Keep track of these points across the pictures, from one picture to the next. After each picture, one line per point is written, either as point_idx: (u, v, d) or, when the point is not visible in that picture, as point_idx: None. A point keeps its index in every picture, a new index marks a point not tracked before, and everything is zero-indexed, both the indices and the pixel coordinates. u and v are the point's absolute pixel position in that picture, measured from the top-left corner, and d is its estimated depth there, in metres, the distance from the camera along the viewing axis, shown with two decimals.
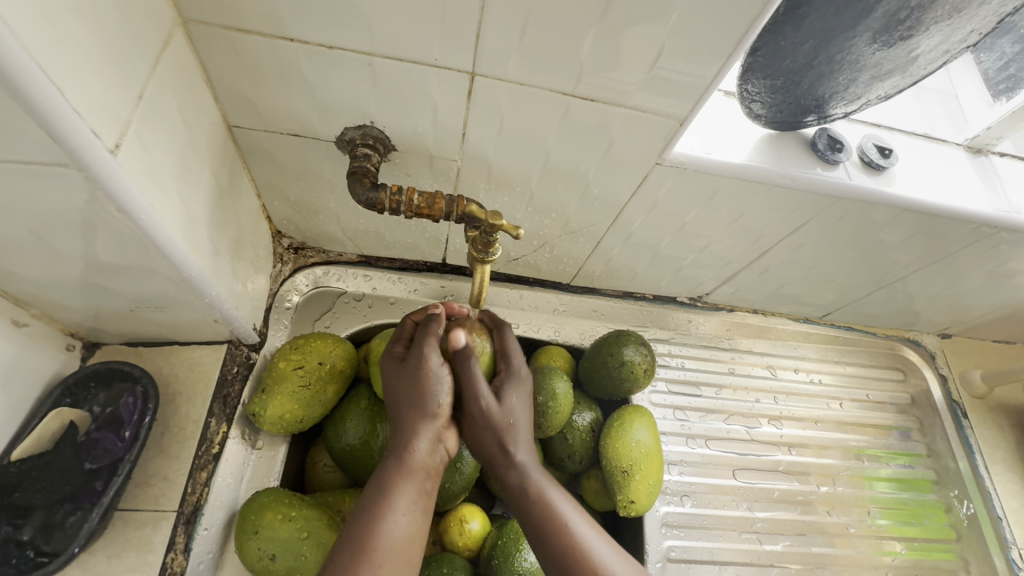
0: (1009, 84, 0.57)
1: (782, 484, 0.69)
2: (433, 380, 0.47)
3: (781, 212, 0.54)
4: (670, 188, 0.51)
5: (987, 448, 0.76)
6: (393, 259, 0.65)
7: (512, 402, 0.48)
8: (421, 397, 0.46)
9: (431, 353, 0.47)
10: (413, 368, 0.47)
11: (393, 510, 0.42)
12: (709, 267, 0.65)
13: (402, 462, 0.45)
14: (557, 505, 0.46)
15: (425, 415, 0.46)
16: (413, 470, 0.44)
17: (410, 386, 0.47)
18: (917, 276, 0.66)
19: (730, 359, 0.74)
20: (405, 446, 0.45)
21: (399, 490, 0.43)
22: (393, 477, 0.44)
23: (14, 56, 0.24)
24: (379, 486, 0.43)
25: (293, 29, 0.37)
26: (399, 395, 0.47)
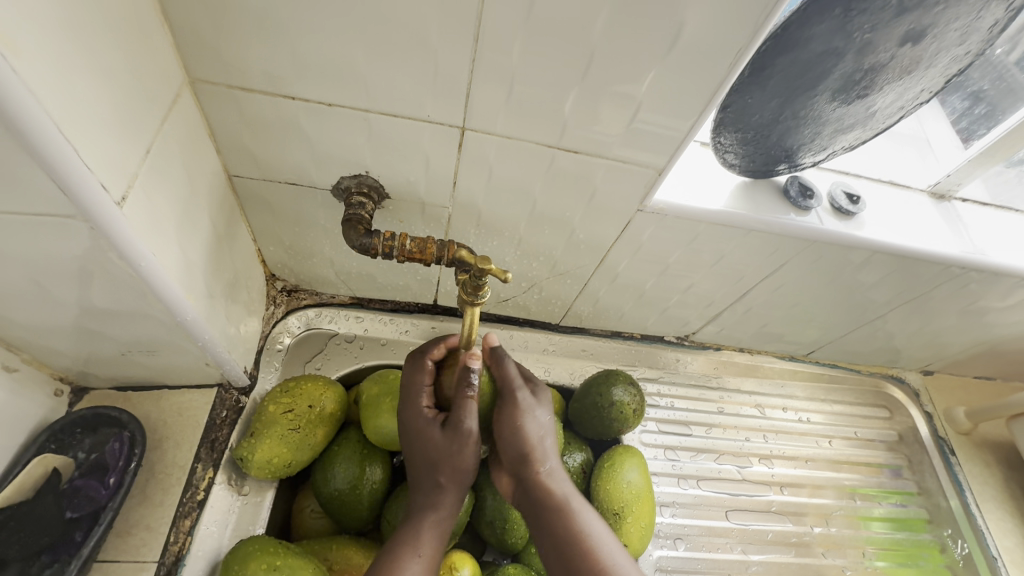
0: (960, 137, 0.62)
1: (776, 525, 0.68)
2: (471, 453, 0.48)
3: (760, 254, 0.57)
4: (653, 233, 0.53)
5: (977, 485, 0.75)
6: (386, 300, 0.67)
7: (540, 420, 0.50)
8: (457, 468, 0.48)
9: (470, 422, 0.47)
10: (453, 435, 0.48)
11: (425, 571, 0.46)
12: (694, 306, 0.67)
13: (433, 530, 0.48)
14: (585, 525, 0.48)
15: (459, 480, 0.49)
16: (442, 531, 0.48)
17: (451, 458, 0.48)
18: (895, 314, 0.68)
19: (719, 398, 0.75)
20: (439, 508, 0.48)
21: (431, 553, 0.47)
22: (426, 540, 0.47)
23: (39, 121, 0.26)
24: (411, 547, 0.47)
25: (295, 88, 0.39)
26: (439, 460, 0.48)
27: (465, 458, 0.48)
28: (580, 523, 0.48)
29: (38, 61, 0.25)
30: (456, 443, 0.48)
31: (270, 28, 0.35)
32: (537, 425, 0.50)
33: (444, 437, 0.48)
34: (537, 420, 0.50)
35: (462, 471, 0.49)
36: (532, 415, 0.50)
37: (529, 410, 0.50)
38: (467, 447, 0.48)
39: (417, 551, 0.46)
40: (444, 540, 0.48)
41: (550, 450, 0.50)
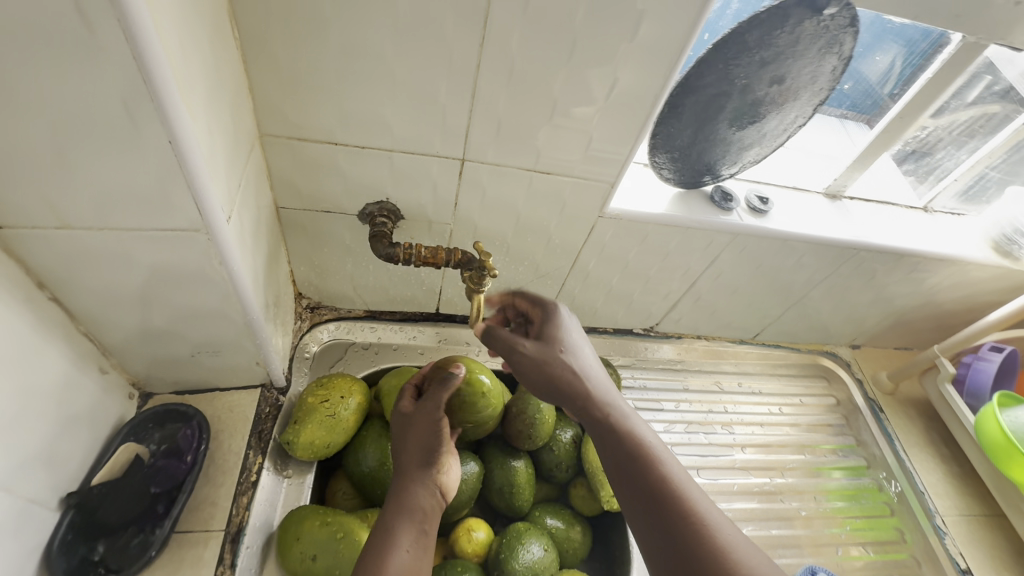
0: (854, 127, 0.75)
1: (740, 479, 0.80)
2: (438, 437, 0.57)
3: (699, 248, 0.71)
4: (612, 235, 0.67)
5: (905, 435, 0.88)
6: (395, 313, 0.80)
7: (576, 337, 0.57)
8: (425, 450, 0.56)
9: (435, 408, 0.59)
10: (416, 422, 0.58)
11: (397, 546, 0.49)
12: (654, 298, 0.81)
13: (402, 507, 0.52)
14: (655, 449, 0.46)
15: (425, 465, 0.56)
16: (412, 511, 0.52)
17: (421, 443, 0.57)
18: (815, 293, 0.83)
19: (683, 378, 0.88)
20: (407, 490, 0.54)
21: (401, 530, 0.50)
22: (394, 521, 0.51)
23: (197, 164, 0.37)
24: (382, 526, 0.51)
25: (338, 136, 0.52)
26: (410, 447, 0.57)
27: (433, 437, 0.57)
28: (659, 462, 0.44)
29: (197, 116, 0.37)
30: (423, 428, 0.57)
31: (322, 94, 0.49)
32: (574, 341, 0.56)
33: (414, 428, 0.58)
34: (569, 352, 0.55)
35: (428, 454, 0.56)
36: (568, 349, 0.55)
37: (567, 346, 0.56)
38: (433, 429, 0.57)
39: (387, 526, 0.51)
40: (414, 521, 0.52)
41: (591, 365, 0.55)
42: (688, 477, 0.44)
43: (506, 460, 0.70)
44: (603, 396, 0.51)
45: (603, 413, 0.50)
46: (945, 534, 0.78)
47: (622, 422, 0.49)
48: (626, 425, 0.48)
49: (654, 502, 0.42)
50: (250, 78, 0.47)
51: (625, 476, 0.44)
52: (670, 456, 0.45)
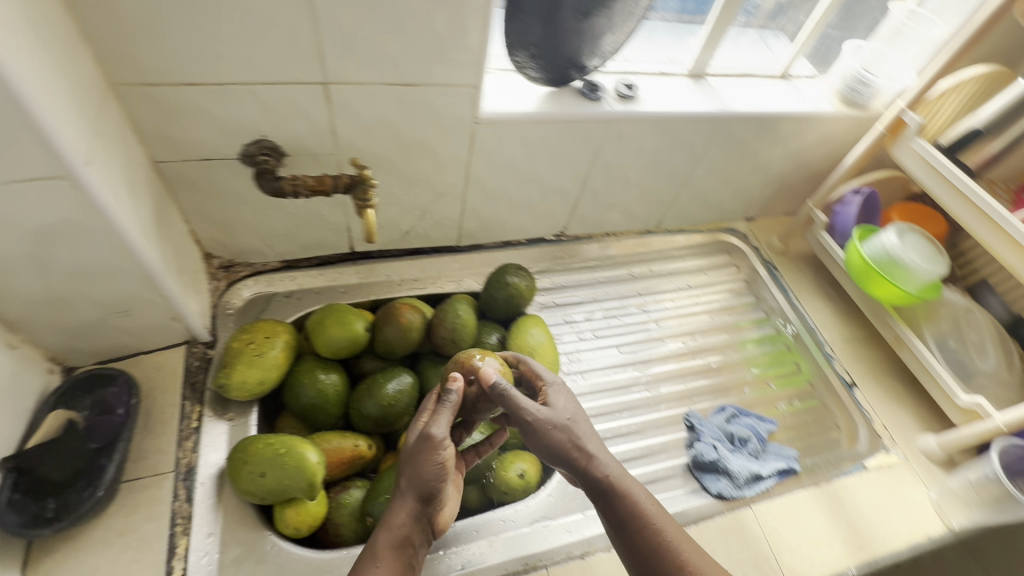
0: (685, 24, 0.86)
1: (657, 348, 0.89)
2: (436, 469, 0.54)
3: (579, 141, 0.76)
4: (493, 141, 0.71)
5: (797, 285, 0.99)
6: (311, 259, 0.82)
7: (565, 404, 0.58)
8: (421, 481, 0.54)
9: (436, 433, 0.55)
10: (418, 452, 0.55)
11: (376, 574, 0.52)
12: (554, 201, 0.86)
13: (387, 538, 0.54)
14: (641, 504, 0.55)
15: (420, 495, 0.55)
16: (399, 537, 0.54)
17: (420, 474, 0.54)
18: (698, 171, 0.90)
19: (598, 273, 0.96)
20: (394, 520, 0.54)
21: (382, 558, 0.52)
22: (381, 550, 0.53)
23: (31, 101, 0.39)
24: (370, 555, 0.53)
25: (193, 75, 0.53)
26: (411, 476, 0.55)
27: (430, 467, 0.54)
28: (648, 519, 0.54)
29: (20, 56, 0.38)
30: (424, 459, 0.54)
31: (163, 32, 0.50)
32: (565, 414, 0.57)
33: (417, 457, 0.55)
34: (564, 421, 0.56)
35: (425, 486, 0.55)
36: (552, 412, 0.57)
37: (556, 418, 0.56)
38: (432, 459, 0.54)
39: (373, 558, 0.53)
40: (397, 551, 0.53)
41: (584, 435, 0.57)
42: (670, 523, 0.55)
43: (439, 368, 0.76)
44: (601, 456, 0.56)
45: (603, 482, 0.55)
46: (835, 359, 0.90)
47: (619, 481, 0.55)
48: (624, 491, 0.55)
49: (649, 568, 0.53)
50: (81, 25, 0.47)
51: (628, 545, 0.54)
52: (660, 516, 0.55)
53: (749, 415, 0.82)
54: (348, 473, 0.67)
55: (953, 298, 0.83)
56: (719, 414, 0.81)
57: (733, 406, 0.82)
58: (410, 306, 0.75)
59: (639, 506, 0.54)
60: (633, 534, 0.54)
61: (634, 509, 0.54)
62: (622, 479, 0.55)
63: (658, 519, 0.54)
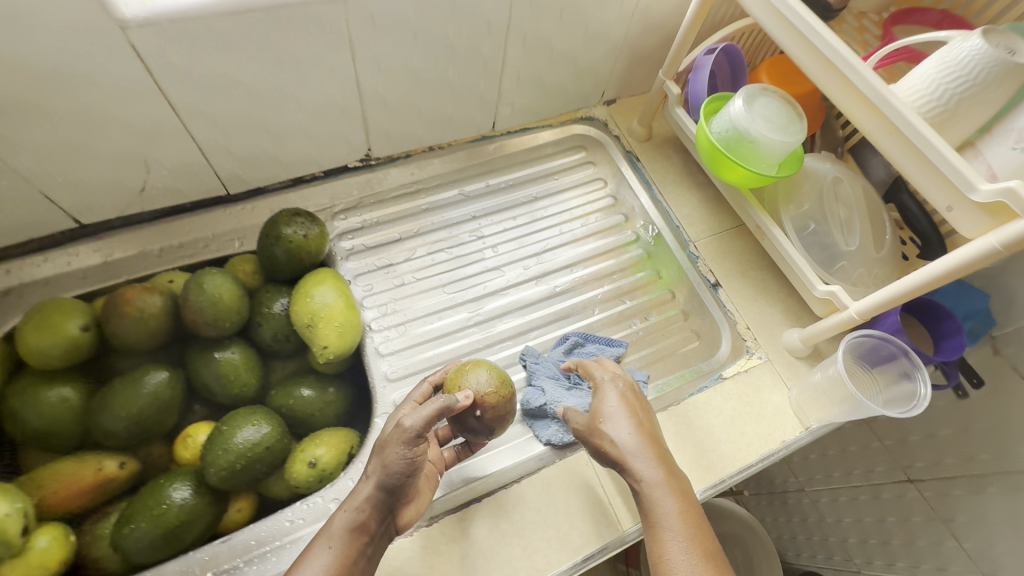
0: None
1: (494, 278, 0.76)
2: (405, 465, 0.47)
3: (313, 33, 0.56)
4: (171, 47, 0.51)
5: (661, 176, 0.85)
6: (28, 244, 0.65)
7: (609, 402, 0.54)
8: (388, 469, 0.47)
9: (409, 423, 0.47)
10: (392, 439, 0.48)
11: (317, 555, 0.45)
12: (331, 119, 0.68)
13: (344, 519, 0.47)
14: (666, 518, 0.47)
15: (383, 485, 0.48)
16: (357, 525, 0.47)
17: (392, 462, 0.47)
18: (513, 50, 0.71)
19: (423, 198, 0.80)
20: (360, 501, 0.48)
21: (334, 538, 0.46)
22: (335, 528, 0.47)
23: None
24: (326, 531, 0.47)
25: None
26: (385, 466, 0.48)
27: (400, 460, 0.47)
28: (664, 535, 0.46)
29: None
30: (398, 451, 0.47)
31: None
32: (608, 413, 0.53)
33: (393, 444, 0.48)
34: (607, 418, 0.52)
35: (389, 477, 0.47)
36: (596, 411, 0.53)
37: (599, 417, 0.53)
38: (406, 453, 0.47)
39: (328, 535, 0.46)
40: (350, 538, 0.46)
41: (628, 436, 0.51)
42: (685, 552, 0.45)
43: (208, 354, 0.62)
44: (638, 459, 0.50)
45: (636, 486, 0.49)
46: (698, 257, 0.79)
47: (649, 492, 0.48)
48: (653, 493, 0.48)
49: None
50: None
51: (649, 552, 0.47)
52: (682, 531, 0.46)
53: (596, 339, 0.73)
54: (102, 497, 0.57)
55: (819, 169, 0.71)
56: (543, 361, 0.69)
57: (563, 347, 0.70)
58: (141, 289, 0.59)
59: (661, 521, 0.47)
60: (652, 545, 0.47)
61: (660, 513, 0.47)
62: (654, 485, 0.48)
63: (675, 532, 0.46)
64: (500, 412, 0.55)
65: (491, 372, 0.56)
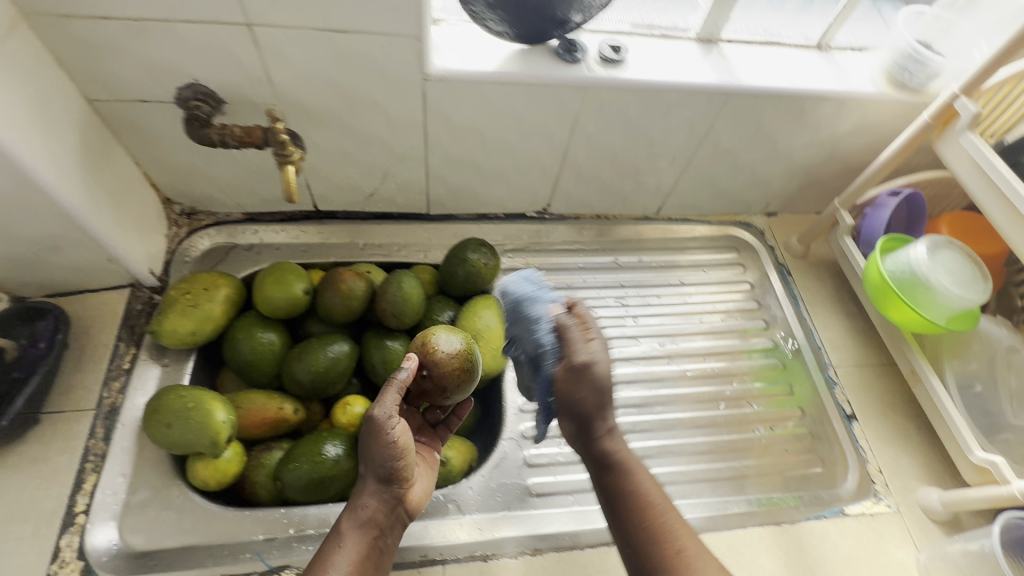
0: None
1: (629, 347, 0.81)
2: (390, 449, 0.53)
3: (552, 107, 0.67)
4: (450, 100, 0.64)
5: (810, 295, 0.87)
6: (274, 214, 0.81)
7: (594, 350, 0.53)
8: (378, 462, 0.54)
9: (376, 410, 0.53)
10: (370, 431, 0.54)
11: (342, 552, 0.50)
12: (532, 174, 0.79)
13: (351, 518, 0.53)
14: (647, 491, 0.52)
15: (377, 480, 0.54)
16: (363, 520, 0.53)
17: (376, 454, 0.54)
18: (703, 153, 0.79)
19: (581, 257, 0.88)
20: (362, 501, 0.54)
21: (350, 535, 0.52)
22: (346, 526, 0.52)
23: None
24: (334, 535, 0.52)
25: (108, 9, 0.50)
26: (373, 456, 0.54)
27: (385, 445, 0.53)
28: (655, 506, 0.51)
29: None
30: (375, 442, 0.53)
31: None
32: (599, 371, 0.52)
33: (371, 438, 0.54)
34: (599, 369, 0.53)
35: (380, 468, 0.54)
36: (595, 362, 0.53)
37: (591, 367, 0.52)
38: (384, 438, 0.53)
39: (337, 537, 0.51)
40: (362, 530, 0.52)
41: (608, 413, 0.54)
42: (672, 508, 0.52)
43: (382, 341, 0.72)
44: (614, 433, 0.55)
45: (615, 460, 0.54)
46: (835, 384, 0.78)
47: (626, 463, 0.54)
48: (624, 452, 0.54)
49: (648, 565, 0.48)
50: None
51: (620, 515, 0.52)
52: (650, 484, 0.53)
53: (703, 436, 0.74)
54: (273, 434, 0.66)
55: (995, 333, 0.69)
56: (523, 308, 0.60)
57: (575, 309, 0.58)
58: (352, 273, 0.71)
59: (649, 496, 0.52)
60: (631, 515, 0.51)
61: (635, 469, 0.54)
62: (629, 455, 0.54)
63: (648, 488, 0.53)
64: (460, 379, 0.57)
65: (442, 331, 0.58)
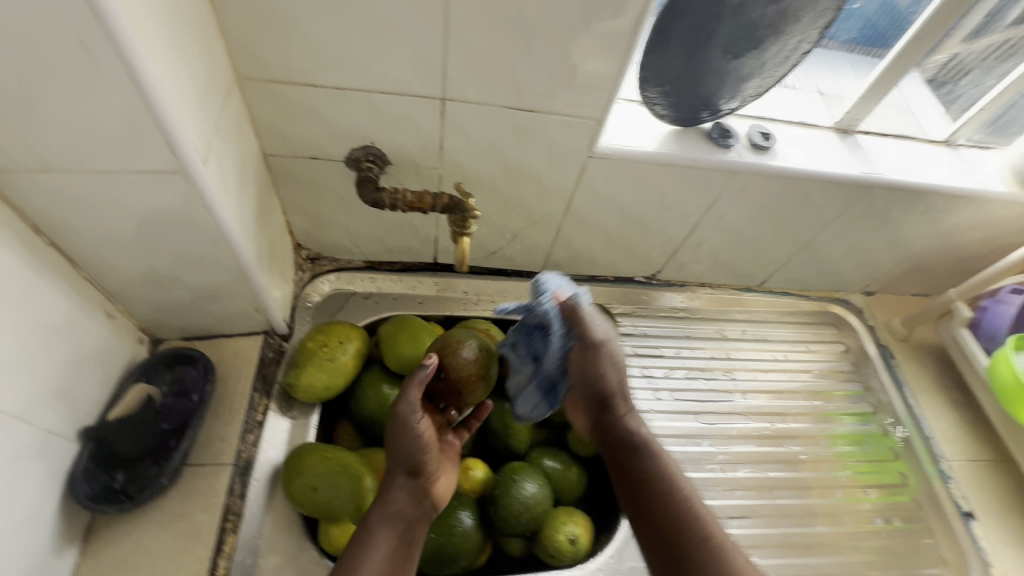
0: (873, 50, 0.73)
1: (739, 423, 0.80)
2: (416, 442, 0.56)
3: (698, 188, 0.69)
4: (604, 176, 0.65)
5: (916, 381, 0.87)
6: (394, 263, 0.80)
7: (616, 349, 0.58)
8: (402, 454, 0.56)
9: (405, 402, 0.57)
10: (396, 424, 0.57)
11: (375, 547, 0.52)
12: (654, 244, 0.80)
13: (379, 513, 0.54)
14: (670, 465, 0.54)
15: (400, 472, 0.56)
16: (391, 515, 0.54)
17: (403, 445, 0.56)
18: (824, 236, 0.80)
19: (685, 324, 0.88)
20: (387, 495, 0.55)
21: (381, 530, 0.53)
22: (373, 521, 0.53)
23: (156, 97, 0.37)
24: (363, 530, 0.53)
25: (316, 78, 0.51)
26: (397, 447, 0.57)
27: (410, 438, 0.56)
28: (676, 481, 0.53)
29: (157, 60, 0.37)
30: (401, 433, 0.56)
31: (292, 30, 0.47)
32: (614, 369, 0.57)
33: (398, 431, 0.57)
34: (608, 372, 0.57)
35: (404, 461, 0.56)
36: (610, 345, 0.58)
37: (610, 361, 0.57)
38: (410, 430, 0.56)
39: (365, 531, 0.53)
40: (391, 525, 0.53)
41: (625, 399, 0.58)
42: (698, 498, 0.52)
43: (503, 403, 0.71)
44: (634, 415, 0.58)
45: (636, 438, 0.56)
46: (948, 478, 0.78)
47: (649, 442, 0.56)
48: (647, 436, 0.56)
49: (672, 533, 0.49)
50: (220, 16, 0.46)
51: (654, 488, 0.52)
52: (681, 476, 0.53)
53: (821, 525, 0.73)
54: None
55: None
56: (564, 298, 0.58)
57: (594, 317, 0.58)
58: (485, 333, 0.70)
59: (674, 473, 0.53)
60: (659, 489, 0.52)
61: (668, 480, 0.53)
62: (652, 439, 0.56)
63: (699, 502, 0.51)
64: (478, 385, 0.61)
65: (462, 334, 0.61)
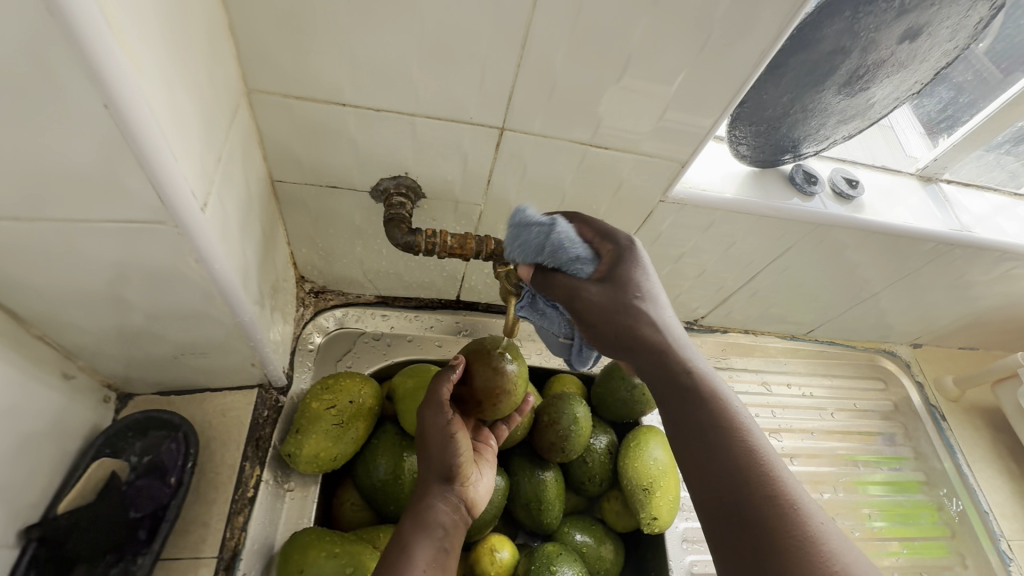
0: (947, 124, 0.66)
1: None
2: (449, 437, 0.50)
3: (770, 238, 0.60)
4: (672, 222, 0.56)
5: (966, 447, 0.81)
6: (409, 298, 0.69)
7: (651, 283, 0.38)
8: (436, 452, 0.50)
9: (435, 397, 0.51)
10: (425, 421, 0.51)
11: (412, 564, 0.43)
12: (704, 292, 0.71)
13: (413, 523, 0.46)
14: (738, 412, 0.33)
15: (438, 473, 0.49)
16: (428, 525, 0.46)
17: (435, 444, 0.50)
18: (889, 291, 0.72)
19: (728, 377, 0.78)
20: (422, 501, 0.48)
21: (418, 543, 0.44)
22: (409, 533, 0.45)
23: (144, 133, 0.27)
24: (396, 543, 0.45)
25: (347, 95, 0.41)
26: (428, 448, 0.51)
27: (442, 438, 0.50)
28: (748, 433, 0.32)
29: (147, 80, 0.26)
30: (432, 428, 0.51)
31: (324, 36, 0.37)
32: (651, 305, 0.37)
33: (427, 430, 0.51)
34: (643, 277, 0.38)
35: (440, 460, 0.50)
36: (644, 289, 0.37)
37: (640, 282, 0.37)
38: (442, 424, 0.51)
39: (400, 542, 0.44)
40: (428, 535, 0.45)
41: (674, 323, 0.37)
42: (785, 466, 0.30)
43: (534, 472, 0.61)
44: (683, 350, 0.36)
45: (681, 384, 0.34)
46: (1009, 559, 0.73)
47: (700, 378, 0.34)
48: (691, 365, 0.35)
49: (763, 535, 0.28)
50: (229, 14, 0.36)
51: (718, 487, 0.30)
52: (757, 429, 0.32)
53: None
54: None
55: None
56: (546, 253, 0.39)
57: (581, 275, 0.39)
58: None
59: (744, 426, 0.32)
60: (738, 494, 0.29)
61: (696, 355, 0.36)
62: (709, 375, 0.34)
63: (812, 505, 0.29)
64: (505, 398, 0.53)
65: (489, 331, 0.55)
